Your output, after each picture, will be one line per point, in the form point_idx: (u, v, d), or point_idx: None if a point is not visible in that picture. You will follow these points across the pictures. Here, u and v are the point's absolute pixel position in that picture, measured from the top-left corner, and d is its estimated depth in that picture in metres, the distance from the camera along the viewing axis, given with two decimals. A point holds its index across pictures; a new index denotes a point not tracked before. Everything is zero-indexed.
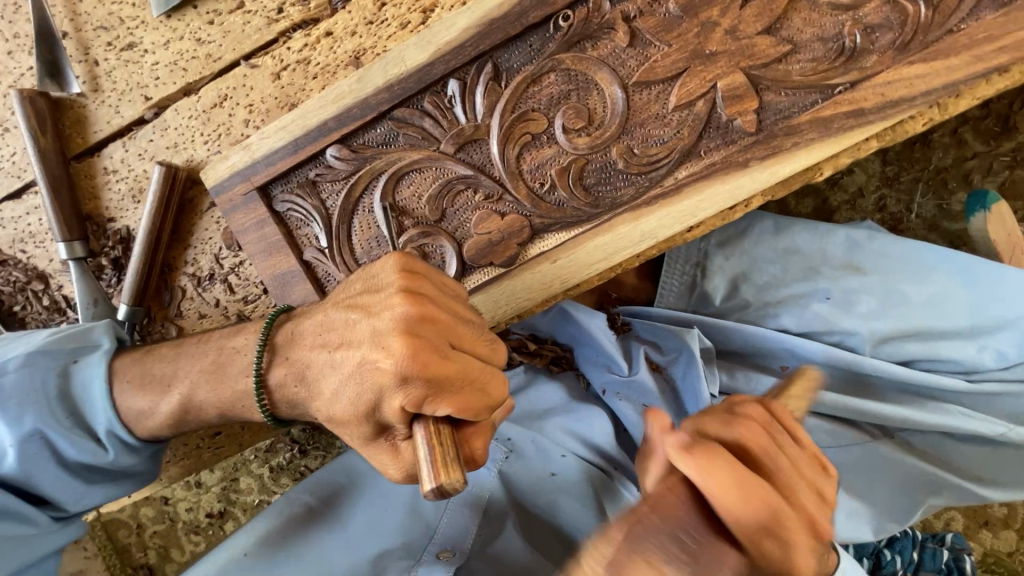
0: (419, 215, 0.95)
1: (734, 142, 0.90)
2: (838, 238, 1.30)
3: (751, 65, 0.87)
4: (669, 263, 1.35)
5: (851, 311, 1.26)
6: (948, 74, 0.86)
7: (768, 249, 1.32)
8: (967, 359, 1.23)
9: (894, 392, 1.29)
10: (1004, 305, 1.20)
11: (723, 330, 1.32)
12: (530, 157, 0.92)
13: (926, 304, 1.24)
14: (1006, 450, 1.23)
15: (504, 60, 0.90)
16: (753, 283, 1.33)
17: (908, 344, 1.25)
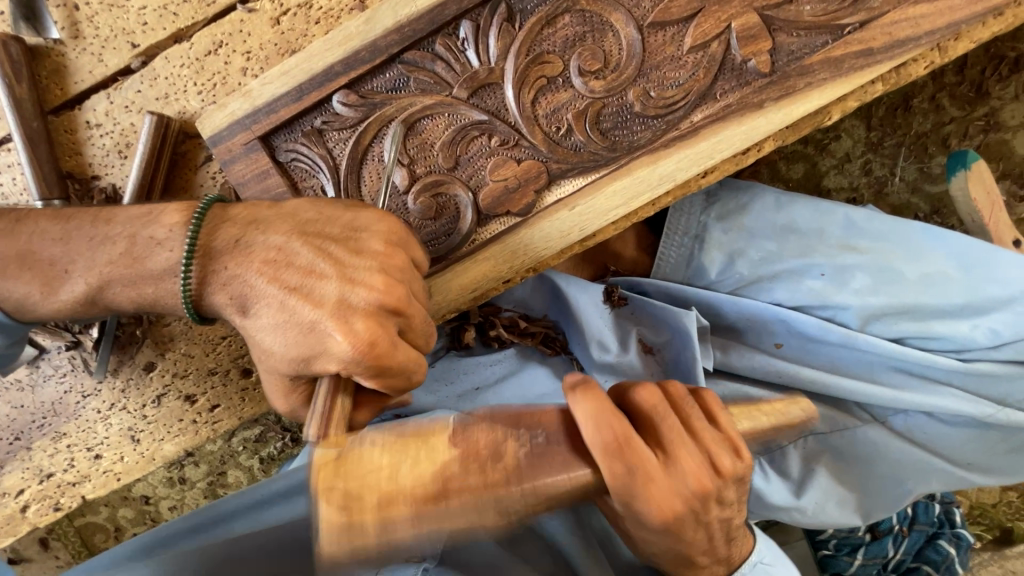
0: (431, 164, 0.92)
1: (748, 83, 0.90)
2: (838, 218, 1.24)
3: (765, 6, 0.88)
4: (667, 233, 1.26)
5: (845, 287, 1.22)
6: (950, 14, 0.88)
7: (767, 223, 1.24)
8: (958, 338, 1.22)
9: (886, 372, 1.26)
10: (998, 285, 1.19)
11: (718, 306, 1.27)
12: (546, 101, 0.91)
13: (922, 281, 1.21)
14: (993, 435, 1.23)
15: (518, 1, 0.88)
16: (749, 258, 1.24)
17: (901, 321, 1.23)
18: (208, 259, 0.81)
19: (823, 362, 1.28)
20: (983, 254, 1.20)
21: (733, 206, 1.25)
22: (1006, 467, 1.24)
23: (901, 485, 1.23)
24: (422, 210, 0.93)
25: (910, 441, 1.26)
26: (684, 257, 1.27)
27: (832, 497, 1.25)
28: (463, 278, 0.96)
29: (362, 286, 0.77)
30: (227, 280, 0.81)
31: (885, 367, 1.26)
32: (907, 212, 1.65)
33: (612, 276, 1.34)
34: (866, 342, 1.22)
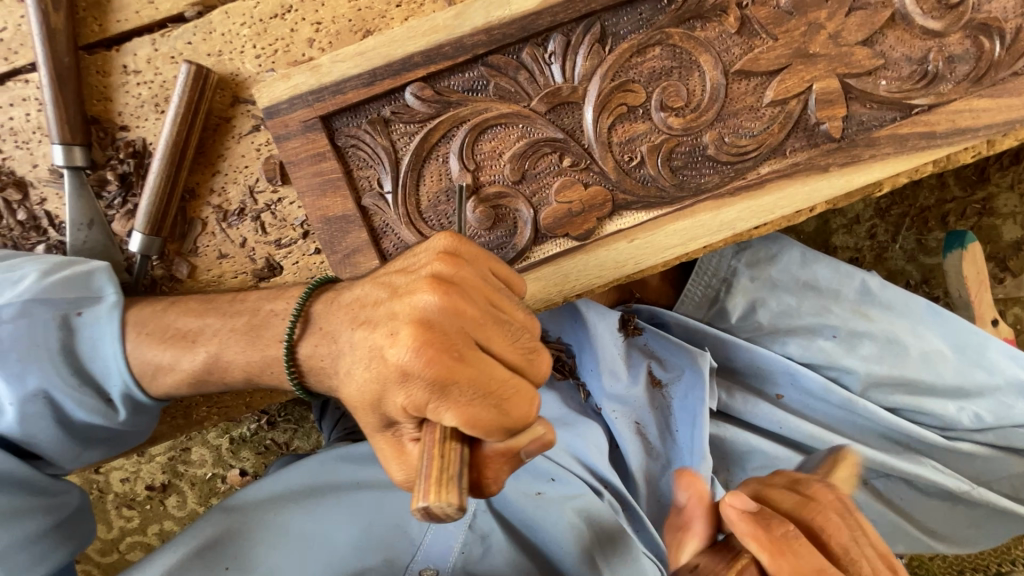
0: (496, 174, 0.89)
1: (816, 145, 0.92)
2: (853, 282, 1.27)
3: (847, 73, 0.89)
4: (697, 272, 1.28)
5: (852, 351, 1.26)
6: (1009, 112, 0.93)
7: (790, 278, 1.27)
8: (944, 417, 1.26)
9: (873, 438, 1.30)
10: (987, 371, 1.25)
11: (733, 350, 1.29)
12: (622, 129, 0.89)
13: (920, 357, 1.25)
14: (961, 509, 1.29)
15: (612, 24, 0.86)
16: (769, 308, 1.28)
17: (896, 392, 1.27)
18: (310, 322, 0.79)
19: (818, 420, 1.31)
20: (977, 341, 1.25)
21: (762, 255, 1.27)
22: (961, 536, 1.32)
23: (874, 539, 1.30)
24: (479, 219, 0.89)
25: (887, 504, 1.30)
26: (709, 298, 1.29)
27: None
28: None
29: (424, 278, 0.69)
30: (346, 304, 0.76)
31: (873, 431, 1.30)
32: (900, 277, 1.74)
33: (632, 305, 1.34)
34: (863, 407, 1.25)
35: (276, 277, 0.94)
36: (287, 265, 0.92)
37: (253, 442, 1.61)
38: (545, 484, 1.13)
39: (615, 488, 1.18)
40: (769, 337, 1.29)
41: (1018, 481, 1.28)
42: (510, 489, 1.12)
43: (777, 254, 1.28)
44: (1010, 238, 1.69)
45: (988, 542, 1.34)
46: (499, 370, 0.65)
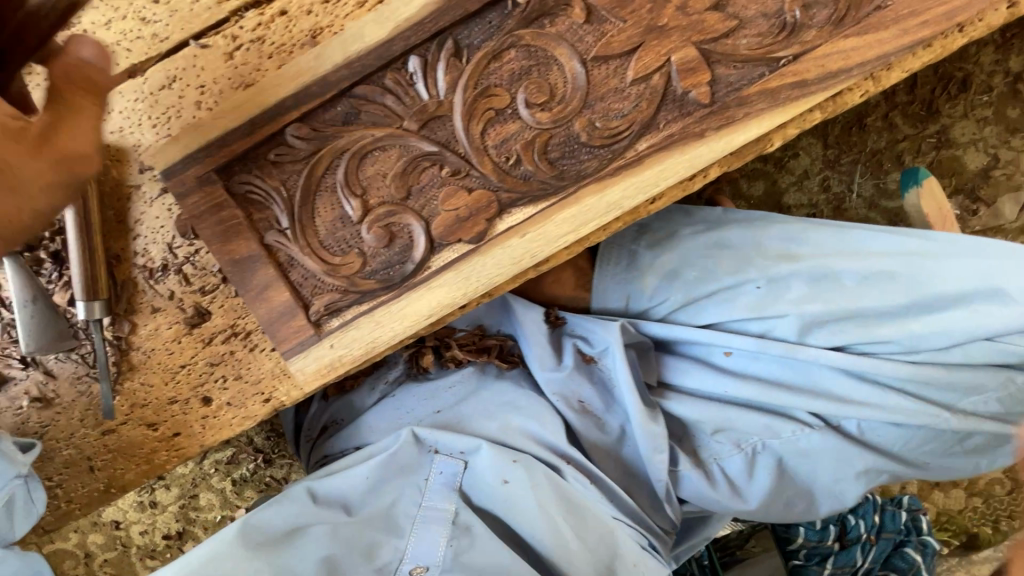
0: (382, 195, 0.95)
1: (690, 114, 0.94)
2: (771, 232, 1.34)
3: (702, 40, 0.91)
4: (603, 262, 1.41)
5: (782, 298, 1.26)
6: (879, 47, 0.92)
7: (701, 243, 1.37)
8: (903, 342, 1.21)
9: (834, 380, 1.25)
10: (939, 285, 1.18)
11: (651, 329, 1.37)
12: (495, 133, 0.93)
13: (860, 287, 1.23)
14: (951, 437, 1.22)
15: (464, 37, 0.91)
16: (684, 279, 1.35)
17: (844, 327, 1.24)
18: None
19: (771, 377, 1.30)
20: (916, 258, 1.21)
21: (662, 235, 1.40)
22: (951, 464, 1.26)
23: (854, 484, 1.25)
24: (374, 240, 0.95)
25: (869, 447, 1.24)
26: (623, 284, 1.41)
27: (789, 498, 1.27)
28: (414, 308, 0.97)
29: None
30: None
31: (831, 376, 1.26)
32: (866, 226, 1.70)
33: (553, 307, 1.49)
34: (807, 353, 1.24)
35: (207, 322, 1.02)
36: (212, 308, 0.99)
37: (255, 481, 1.75)
38: (510, 470, 1.16)
39: (575, 460, 1.26)
40: (695, 308, 1.34)
41: (1006, 396, 1.19)
42: (473, 483, 1.18)
43: (674, 232, 1.41)
44: (975, 167, 1.66)
45: (988, 466, 1.26)
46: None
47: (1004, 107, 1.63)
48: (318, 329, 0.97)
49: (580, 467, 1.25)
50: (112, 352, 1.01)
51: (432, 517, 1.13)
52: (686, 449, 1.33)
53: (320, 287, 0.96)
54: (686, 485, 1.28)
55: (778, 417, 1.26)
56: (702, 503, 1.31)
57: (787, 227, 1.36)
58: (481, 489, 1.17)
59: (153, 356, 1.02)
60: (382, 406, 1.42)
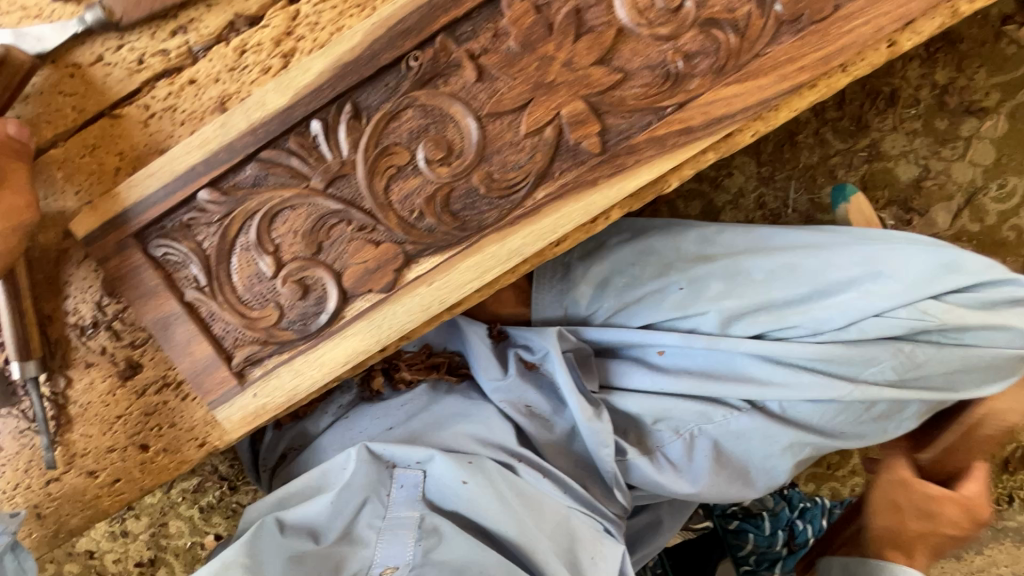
0: (293, 251, 1.00)
1: (583, 162, 0.98)
2: (690, 236, 1.50)
3: (589, 94, 0.95)
4: (538, 280, 1.54)
5: (701, 295, 1.41)
6: (759, 93, 0.96)
7: (627, 253, 1.52)
8: (810, 324, 1.33)
9: (753, 366, 1.37)
10: (836, 273, 1.33)
11: (593, 332, 1.49)
12: (398, 188, 0.98)
13: (767, 279, 1.38)
14: (860, 409, 1.33)
15: (363, 99, 0.95)
16: (615, 287, 1.50)
17: (757, 316, 1.37)
18: None
19: (699, 367, 1.42)
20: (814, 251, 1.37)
21: (591, 248, 1.55)
22: (867, 433, 1.37)
23: (780, 457, 1.36)
24: (289, 294, 1.00)
25: (789, 423, 1.36)
26: (561, 295, 1.53)
27: (722, 475, 1.39)
28: (331, 356, 1.02)
29: None
30: None
31: (750, 361, 1.37)
32: None
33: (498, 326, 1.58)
34: (726, 343, 1.36)
35: (139, 374, 1.08)
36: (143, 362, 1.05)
37: (222, 507, 1.82)
38: (466, 471, 1.26)
39: (527, 457, 1.37)
40: (625, 315, 1.49)
41: (902, 364, 1.28)
42: (434, 486, 1.28)
43: (605, 243, 1.56)
44: (907, 178, 1.71)
45: (900, 430, 1.36)
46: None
47: (932, 120, 1.68)
48: (242, 379, 1.03)
49: (531, 462, 1.36)
50: (50, 406, 1.07)
51: (401, 520, 1.22)
52: (630, 439, 1.43)
53: (241, 339, 1.02)
54: (636, 472, 1.39)
55: (707, 402, 1.38)
56: (649, 487, 1.42)
57: (702, 233, 1.52)
58: (442, 490, 1.27)
59: (91, 408, 1.08)
60: (338, 428, 1.50)
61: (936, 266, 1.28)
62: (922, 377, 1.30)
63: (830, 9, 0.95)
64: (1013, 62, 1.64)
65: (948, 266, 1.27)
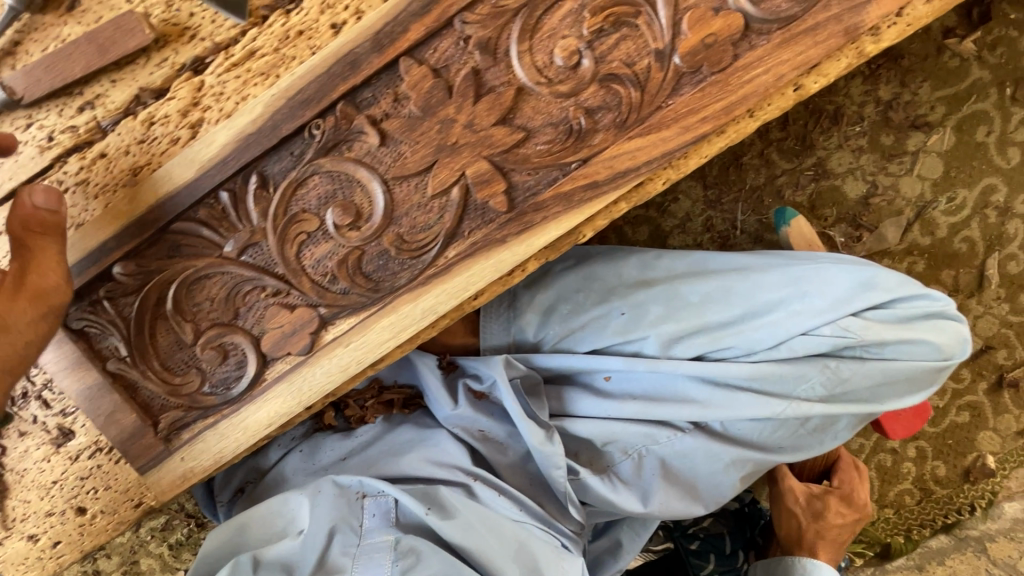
0: (212, 317, 1.01)
1: (492, 220, 0.99)
2: (631, 261, 1.51)
3: (492, 153, 0.96)
4: (484, 313, 1.52)
5: (641, 321, 1.41)
6: (663, 145, 0.97)
7: (570, 280, 1.51)
8: (743, 345, 1.34)
9: (694, 388, 1.38)
10: (766, 293, 1.35)
11: (542, 361, 1.47)
12: (310, 253, 0.99)
13: (703, 302, 1.39)
14: (794, 423, 1.35)
15: (269, 168, 0.96)
16: (560, 314, 1.49)
17: (695, 339, 1.37)
18: None
19: (643, 390, 1.43)
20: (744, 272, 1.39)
21: (536, 275, 1.55)
22: (803, 445, 1.40)
23: (724, 472, 1.39)
24: (210, 359, 1.01)
25: (728, 440, 1.38)
26: (507, 322, 1.51)
27: (672, 492, 1.41)
28: (255, 419, 1.04)
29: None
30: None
31: (691, 384, 1.38)
32: None
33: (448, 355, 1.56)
34: (667, 366, 1.36)
35: (71, 440, 1.09)
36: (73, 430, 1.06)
37: (190, 544, 1.84)
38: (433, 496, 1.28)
39: (486, 478, 1.39)
40: (573, 339, 1.47)
41: (829, 380, 1.31)
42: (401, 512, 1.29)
43: (549, 271, 1.56)
44: (856, 196, 1.70)
45: (834, 441, 1.40)
46: (45, 279, 0.89)
47: (878, 136, 1.67)
48: (169, 444, 1.05)
49: (489, 482, 1.38)
50: None
51: (375, 544, 1.21)
52: (582, 461, 1.44)
53: (167, 405, 1.03)
54: (590, 492, 1.40)
55: (653, 424, 1.40)
56: (602, 505, 1.43)
57: (643, 257, 1.53)
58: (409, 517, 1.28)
59: (29, 473, 1.11)
60: (294, 462, 1.49)
61: (856, 284, 1.31)
62: (849, 391, 1.33)
63: (730, 59, 0.95)
64: (956, 75, 1.64)
65: (868, 285, 1.30)
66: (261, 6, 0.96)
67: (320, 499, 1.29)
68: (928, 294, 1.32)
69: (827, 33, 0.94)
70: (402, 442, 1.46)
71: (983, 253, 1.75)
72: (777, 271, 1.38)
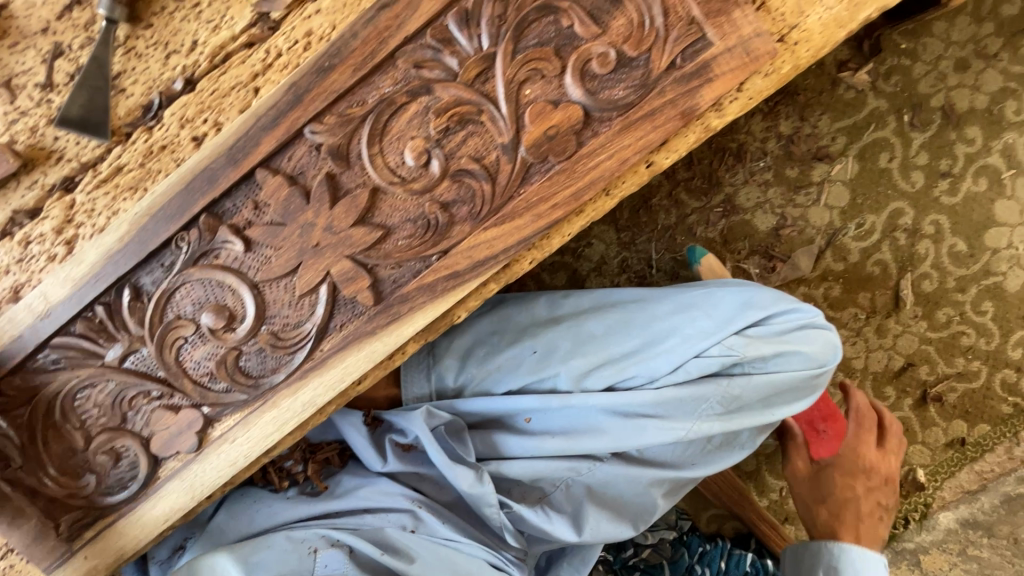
0: (101, 423, 1.04)
1: (362, 313, 1.03)
2: (539, 302, 1.55)
3: (354, 252, 1.00)
4: (406, 366, 1.51)
5: (551, 359, 1.41)
6: (518, 232, 1.01)
7: (485, 325, 1.55)
8: (645, 372, 1.35)
9: (606, 420, 1.34)
10: (660, 321, 1.39)
11: (462, 406, 1.46)
12: (189, 356, 1.03)
13: (606, 334, 1.42)
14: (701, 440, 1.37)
15: (142, 280, 1.01)
16: (477, 356, 1.51)
17: (603, 371, 1.37)
18: None
19: (562, 427, 1.39)
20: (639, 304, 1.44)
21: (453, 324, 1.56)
22: (716, 460, 1.41)
23: (647, 494, 1.40)
24: (102, 462, 1.05)
25: (644, 463, 1.39)
26: (427, 368, 1.52)
27: (605, 520, 1.37)
28: (152, 515, 1.08)
29: None
30: None
31: (605, 416, 1.35)
32: None
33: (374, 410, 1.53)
34: (578, 401, 1.33)
35: None
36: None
37: None
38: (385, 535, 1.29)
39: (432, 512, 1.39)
40: (491, 381, 1.47)
41: (725, 397, 1.31)
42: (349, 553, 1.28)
43: (468, 318, 1.59)
44: (766, 228, 1.74)
45: (742, 450, 1.42)
46: None
47: (782, 169, 1.71)
48: (71, 543, 1.08)
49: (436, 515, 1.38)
50: None
51: None
52: (515, 496, 1.41)
53: (65, 508, 1.07)
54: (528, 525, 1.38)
55: (574, 457, 1.38)
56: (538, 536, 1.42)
57: (552, 297, 1.58)
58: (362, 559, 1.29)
59: None
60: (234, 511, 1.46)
61: (738, 305, 1.35)
62: (745, 405, 1.33)
63: (574, 147, 0.99)
64: (854, 106, 1.69)
65: (747, 304, 1.34)
66: (123, 125, 1.00)
67: (270, 549, 1.28)
68: (801, 306, 1.35)
69: (664, 117, 0.98)
70: (344, 490, 1.44)
71: (896, 275, 1.79)
72: (668, 298, 1.43)
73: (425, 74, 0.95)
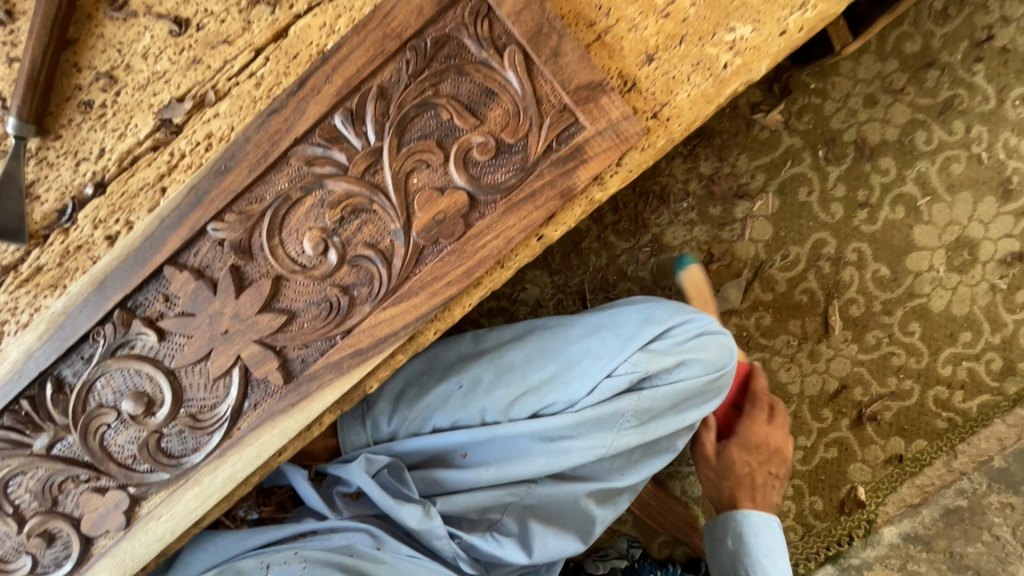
0: (33, 507, 1.10)
1: (274, 391, 1.09)
2: (465, 340, 1.61)
3: (262, 336, 1.06)
4: (344, 421, 1.52)
5: (477, 392, 1.45)
6: (416, 309, 1.07)
7: (416, 364, 1.59)
8: (564, 397, 1.38)
9: (534, 446, 1.39)
10: (573, 346, 1.45)
11: (399, 446, 1.48)
12: (113, 440, 1.09)
13: (525, 362, 1.46)
14: (625, 451, 1.42)
15: (64, 372, 1.07)
16: (408, 399, 1.53)
17: (527, 400, 1.40)
18: None
19: (495, 456, 1.42)
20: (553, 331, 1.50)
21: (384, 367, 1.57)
22: (642, 468, 1.47)
23: (583, 507, 1.45)
24: (36, 544, 1.11)
25: (575, 479, 1.44)
26: (362, 413, 1.53)
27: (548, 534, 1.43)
28: None
29: None
30: None
31: (533, 442, 1.39)
32: None
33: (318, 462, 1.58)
34: (505, 430, 1.37)
35: None
36: None
37: None
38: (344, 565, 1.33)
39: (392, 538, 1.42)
40: (421, 420, 1.49)
41: (638, 411, 1.36)
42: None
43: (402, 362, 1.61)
44: None
45: (667, 454, 1.48)
46: None
47: (705, 208, 1.79)
48: None
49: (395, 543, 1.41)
50: None
51: None
52: (465, 528, 1.47)
53: None
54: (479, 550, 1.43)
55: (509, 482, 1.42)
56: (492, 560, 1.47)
57: (477, 333, 1.63)
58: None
59: None
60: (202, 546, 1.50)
61: (641, 319, 1.42)
62: (658, 414, 1.39)
63: (463, 229, 1.05)
64: (769, 145, 1.77)
65: (648, 317, 1.42)
66: (39, 228, 1.05)
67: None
68: (694, 315, 1.40)
69: (545, 197, 1.05)
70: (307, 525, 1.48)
71: (824, 301, 1.86)
72: (580, 322, 1.50)
73: (317, 170, 1.02)
